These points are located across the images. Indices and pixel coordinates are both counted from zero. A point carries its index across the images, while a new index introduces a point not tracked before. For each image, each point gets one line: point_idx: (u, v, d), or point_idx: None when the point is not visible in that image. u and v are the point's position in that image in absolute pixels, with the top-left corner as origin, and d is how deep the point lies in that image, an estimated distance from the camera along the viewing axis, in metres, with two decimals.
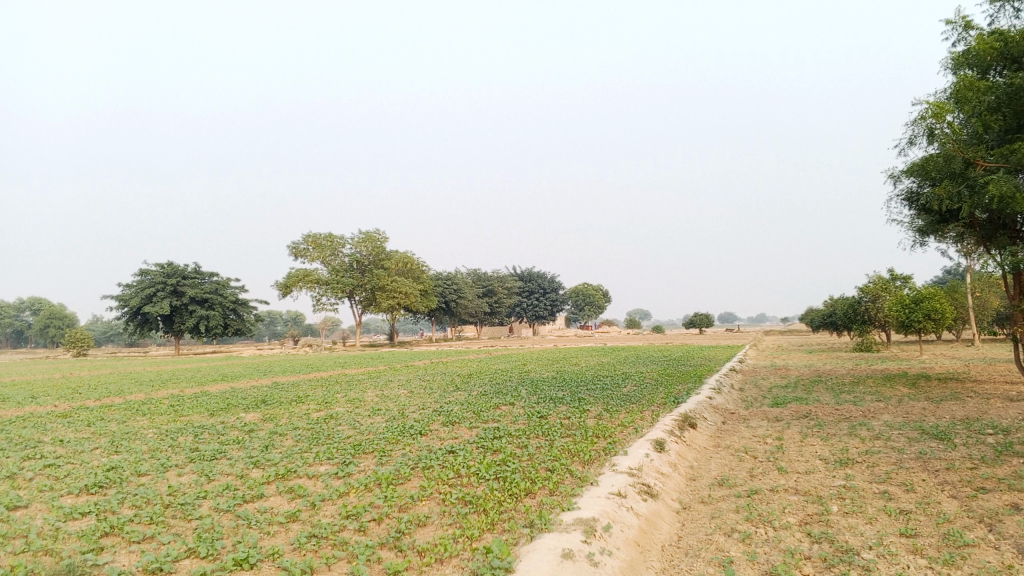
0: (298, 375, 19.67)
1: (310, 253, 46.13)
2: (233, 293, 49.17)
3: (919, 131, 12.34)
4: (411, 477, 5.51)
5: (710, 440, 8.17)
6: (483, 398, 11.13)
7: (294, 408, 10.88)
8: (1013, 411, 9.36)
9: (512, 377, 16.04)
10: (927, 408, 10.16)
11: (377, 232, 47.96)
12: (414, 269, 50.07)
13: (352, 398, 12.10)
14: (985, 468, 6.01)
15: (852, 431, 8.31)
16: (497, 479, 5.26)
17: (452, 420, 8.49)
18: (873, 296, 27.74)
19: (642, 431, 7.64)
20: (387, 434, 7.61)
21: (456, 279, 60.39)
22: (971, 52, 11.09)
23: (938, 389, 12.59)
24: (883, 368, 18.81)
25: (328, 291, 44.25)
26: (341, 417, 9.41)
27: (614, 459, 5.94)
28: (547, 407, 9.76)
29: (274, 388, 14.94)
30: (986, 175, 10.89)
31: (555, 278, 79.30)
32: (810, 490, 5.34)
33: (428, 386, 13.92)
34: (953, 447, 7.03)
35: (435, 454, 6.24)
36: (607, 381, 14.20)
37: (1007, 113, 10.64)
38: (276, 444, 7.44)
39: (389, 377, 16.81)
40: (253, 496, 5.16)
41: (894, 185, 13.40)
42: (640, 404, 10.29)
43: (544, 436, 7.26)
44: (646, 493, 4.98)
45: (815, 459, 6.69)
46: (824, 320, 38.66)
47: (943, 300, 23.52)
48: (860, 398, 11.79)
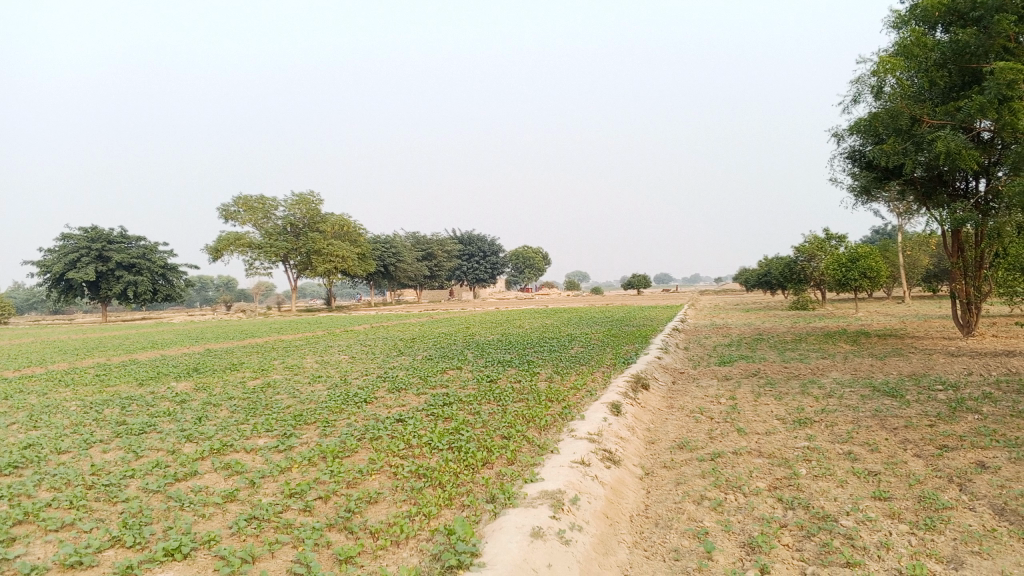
0: (233, 341, 18.98)
1: (242, 216, 44.74)
2: (162, 258, 47.50)
3: (863, 88, 12.32)
4: (358, 450, 5.16)
5: (664, 401, 8.00)
6: (428, 362, 10.79)
7: (229, 377, 10.37)
8: (957, 366, 9.45)
9: (455, 340, 15.75)
10: (874, 364, 10.22)
11: (311, 194, 46.77)
12: (352, 232, 49.06)
13: (291, 365, 11.62)
14: (944, 425, 5.94)
15: (804, 389, 8.24)
16: (452, 449, 4.95)
17: (398, 386, 8.13)
18: (809, 255, 28.10)
19: (596, 394, 7.41)
20: (330, 402, 7.21)
21: (394, 242, 59.53)
22: (918, 7, 11.03)
23: (880, 346, 12.72)
24: (822, 325, 19.10)
25: (262, 255, 43.08)
26: (280, 386, 8.95)
27: (572, 424, 5.69)
28: (496, 370, 9.47)
29: (207, 356, 14.32)
30: (931, 132, 10.94)
31: (494, 241, 78.93)
32: (774, 452, 5.17)
33: (370, 351, 13.50)
34: (907, 404, 6.98)
35: (383, 424, 5.89)
36: (554, 343, 13.98)
37: (952, 70, 10.74)
38: (211, 416, 6.98)
39: (329, 343, 16.32)
40: (186, 474, 4.74)
41: (838, 143, 13.43)
42: (590, 365, 10.10)
43: (496, 401, 6.96)
44: (608, 460, 4.74)
45: (772, 419, 6.55)
46: (759, 279, 39.26)
47: (878, 259, 23.95)
48: (806, 355, 11.81)
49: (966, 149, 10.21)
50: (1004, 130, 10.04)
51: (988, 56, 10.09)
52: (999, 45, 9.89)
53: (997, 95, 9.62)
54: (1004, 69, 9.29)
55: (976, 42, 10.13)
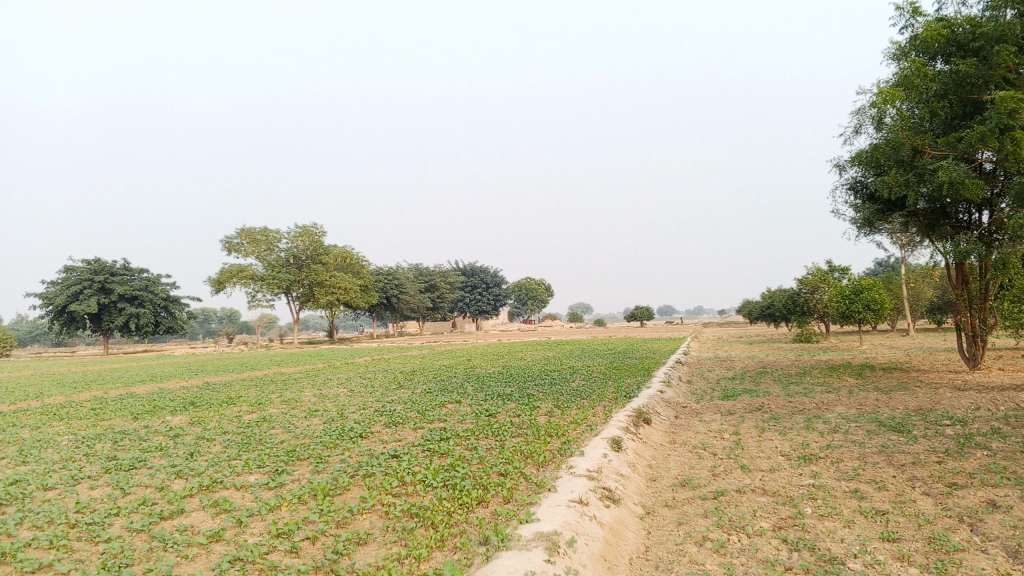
0: (232, 374, 18.83)
1: (245, 248, 44.80)
2: (165, 291, 47.49)
3: (864, 120, 12.31)
4: (350, 487, 5.02)
5: (666, 436, 7.85)
6: (427, 396, 10.64)
7: (225, 411, 10.23)
8: (964, 400, 9.29)
9: (456, 373, 15.58)
10: (880, 398, 10.06)
11: (314, 227, 46.87)
12: (354, 265, 49.08)
13: (288, 398, 11.47)
14: (952, 462, 5.79)
15: (808, 424, 8.08)
16: (447, 487, 4.81)
17: (395, 420, 8.00)
18: (812, 287, 27.95)
19: (596, 428, 7.27)
20: (325, 437, 7.08)
21: (397, 274, 59.53)
22: (918, 39, 11.06)
23: (885, 380, 12.55)
24: (826, 358, 18.92)
25: (264, 287, 43.06)
26: (275, 420, 8.82)
27: (571, 461, 5.55)
28: (495, 404, 9.33)
29: (205, 389, 14.17)
30: (933, 162, 10.89)
31: (497, 273, 78.94)
32: (778, 490, 5.02)
33: (369, 385, 13.37)
34: (914, 440, 6.83)
35: (377, 460, 5.75)
36: (554, 376, 13.83)
37: (953, 101, 10.74)
38: (203, 451, 6.85)
39: (329, 376, 16.20)
40: (171, 512, 4.60)
41: (839, 175, 13.39)
42: (591, 399, 9.95)
43: (495, 437, 6.82)
44: (607, 498, 4.60)
45: (776, 455, 6.40)
46: (762, 312, 39.08)
47: (881, 291, 23.81)
48: (810, 389, 11.66)
49: (969, 179, 10.16)
50: (1007, 159, 10.02)
51: (989, 86, 10.16)
52: (999, 76, 9.93)
53: (997, 124, 9.67)
54: (1004, 98, 9.38)
55: (976, 72, 10.14)
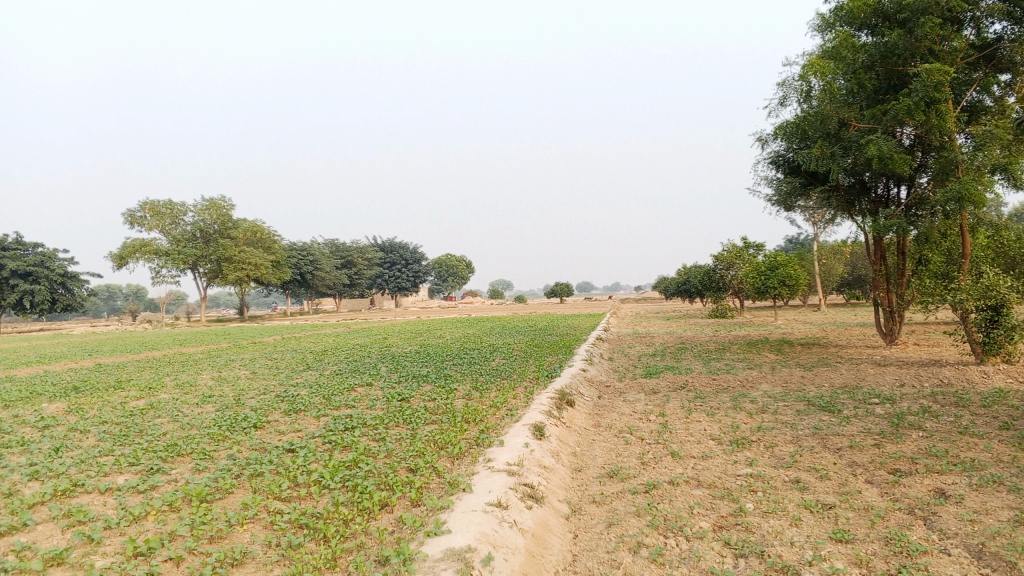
0: (128, 355, 17.59)
1: (148, 222, 42.56)
2: (62, 266, 44.78)
3: (788, 92, 12.14)
4: (234, 491, 4.34)
5: (590, 420, 7.39)
6: (334, 379, 9.89)
7: (109, 396, 9.28)
8: (889, 377, 9.16)
9: (369, 353, 14.86)
10: (805, 375, 9.85)
11: (222, 199, 44.93)
12: (266, 239, 47.34)
13: (183, 382, 10.57)
14: (890, 445, 5.48)
15: (736, 404, 7.73)
16: (347, 489, 4.19)
17: (295, 408, 7.27)
18: (727, 264, 28.12)
19: (516, 413, 6.74)
20: (213, 429, 6.31)
21: (312, 249, 57.93)
22: (844, 9, 10.82)
23: (805, 355, 12.44)
24: (743, 334, 18.94)
25: (169, 262, 41.15)
26: (163, 408, 7.95)
27: (488, 452, 4.99)
28: (409, 387, 8.68)
29: (93, 372, 13.04)
30: (860, 136, 10.81)
31: (416, 249, 77.87)
32: (714, 482, 4.57)
33: (274, 366, 12.54)
34: (846, 420, 6.56)
35: (269, 456, 5.06)
36: (473, 355, 13.28)
37: (880, 73, 10.58)
38: (70, 445, 5.99)
39: (231, 356, 15.21)
40: (9, 527, 3.81)
41: (761, 149, 13.23)
42: (511, 380, 9.42)
43: (406, 425, 6.20)
44: (529, 498, 4.06)
45: (707, 440, 5.98)
46: (678, 288, 39.45)
47: (796, 267, 24.01)
48: (732, 366, 11.42)
49: (896, 153, 10.10)
50: (930, 133, 9.99)
51: (914, 59, 10.06)
52: (926, 48, 9.92)
53: (924, 97, 9.59)
54: (931, 70, 9.30)
55: (903, 44, 9.99)
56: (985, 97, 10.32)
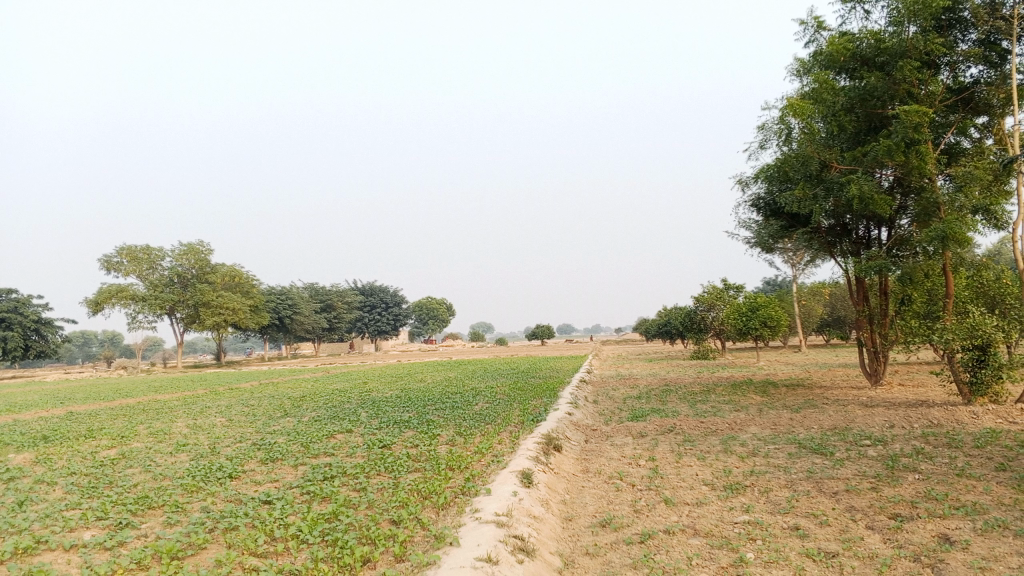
0: (101, 403, 17.17)
1: (125, 267, 42.10)
2: (35, 312, 44.06)
3: (769, 135, 12.23)
4: (207, 546, 4.11)
5: (578, 465, 7.20)
6: (314, 425, 9.64)
7: (79, 446, 8.97)
8: (878, 418, 9.06)
9: (349, 398, 14.59)
10: (793, 416, 9.73)
11: (200, 243, 44.63)
12: (244, 283, 46.94)
13: (157, 430, 10.25)
14: (887, 489, 5.34)
15: (726, 447, 7.57)
16: (327, 544, 3.98)
17: (273, 456, 7.02)
18: (708, 305, 28.11)
19: (503, 459, 6.55)
20: (186, 480, 6.05)
21: (291, 293, 57.52)
22: (823, 52, 10.95)
23: (791, 396, 12.34)
24: (727, 375, 18.82)
25: (146, 307, 40.65)
26: (135, 457, 7.67)
27: (475, 502, 4.80)
28: (391, 433, 8.45)
29: (63, 420, 12.65)
30: (841, 177, 10.86)
31: (396, 292, 77.58)
32: (711, 530, 4.40)
33: (251, 413, 12.24)
34: (839, 463, 6.41)
35: (244, 509, 4.83)
36: (455, 399, 13.05)
37: (859, 115, 10.67)
38: (35, 498, 5.70)
39: (207, 403, 14.86)
40: None
41: (743, 191, 13.27)
42: (495, 425, 9.21)
43: (389, 473, 5.99)
44: (520, 551, 3.86)
45: (700, 485, 5.82)
46: (659, 330, 39.43)
47: (777, 308, 24.05)
48: (718, 407, 11.27)
49: (877, 194, 10.14)
50: (910, 174, 10.04)
51: (893, 101, 10.16)
52: (904, 90, 10.02)
53: (904, 138, 9.66)
54: (910, 111, 9.37)
55: (882, 86, 10.09)
56: (962, 139, 10.41)
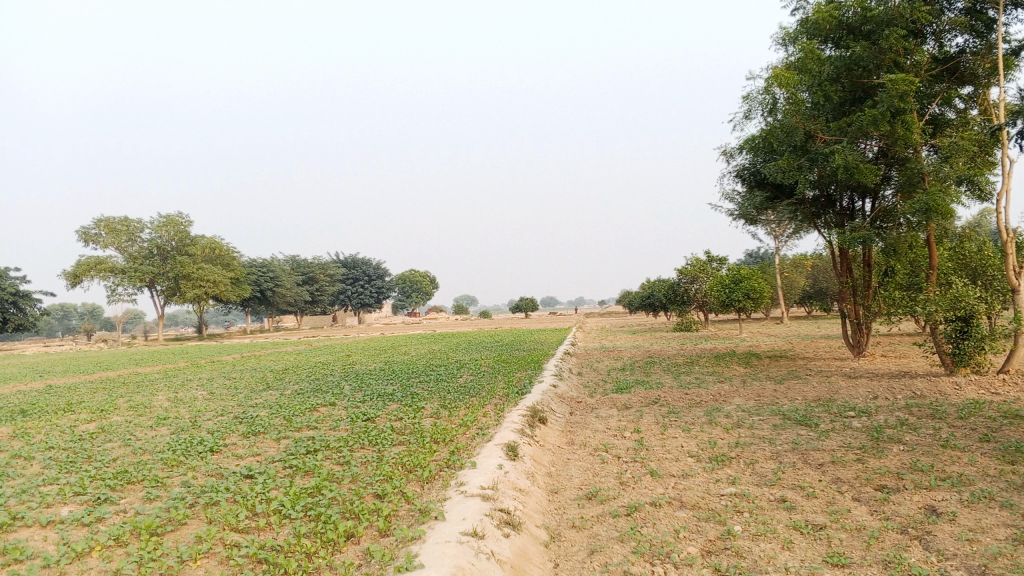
0: (80, 376, 17.00)
1: (103, 239, 41.58)
2: (12, 285, 43.51)
3: (754, 105, 12.13)
4: (187, 522, 4.04)
5: (563, 438, 7.17)
6: (296, 398, 9.55)
7: (58, 420, 8.84)
8: (861, 389, 9.09)
9: (332, 371, 14.51)
10: (777, 388, 9.74)
11: (179, 215, 44.13)
12: (225, 256, 46.52)
13: (137, 403, 10.12)
14: (873, 460, 5.34)
15: (711, 419, 7.56)
16: (309, 518, 3.91)
17: (254, 430, 6.93)
18: (691, 277, 28.14)
19: (487, 432, 6.50)
20: (166, 454, 5.96)
21: (273, 266, 57.13)
22: (809, 21, 10.84)
23: (775, 368, 12.37)
24: (709, 347, 18.87)
25: (125, 280, 40.23)
26: (114, 431, 7.56)
27: (460, 475, 4.74)
28: (374, 406, 8.37)
29: (41, 394, 12.50)
30: (826, 147, 10.80)
31: (379, 264, 77.26)
32: (698, 503, 4.37)
33: (233, 386, 12.12)
34: (825, 434, 6.41)
35: (226, 483, 4.75)
36: (439, 371, 13.00)
37: (845, 84, 10.59)
38: (11, 473, 5.58)
39: (188, 376, 14.73)
40: None
41: (727, 162, 13.19)
42: (480, 397, 9.16)
43: (372, 446, 5.92)
44: (506, 525, 3.81)
45: (685, 457, 5.80)
46: (642, 302, 39.50)
47: (760, 280, 24.11)
48: (703, 379, 11.28)
49: (862, 164, 10.09)
50: (896, 144, 9.99)
51: (879, 70, 10.08)
52: (891, 60, 9.94)
53: (889, 108, 9.59)
54: (896, 80, 9.30)
55: (868, 55, 10.01)
56: (947, 110, 10.37)
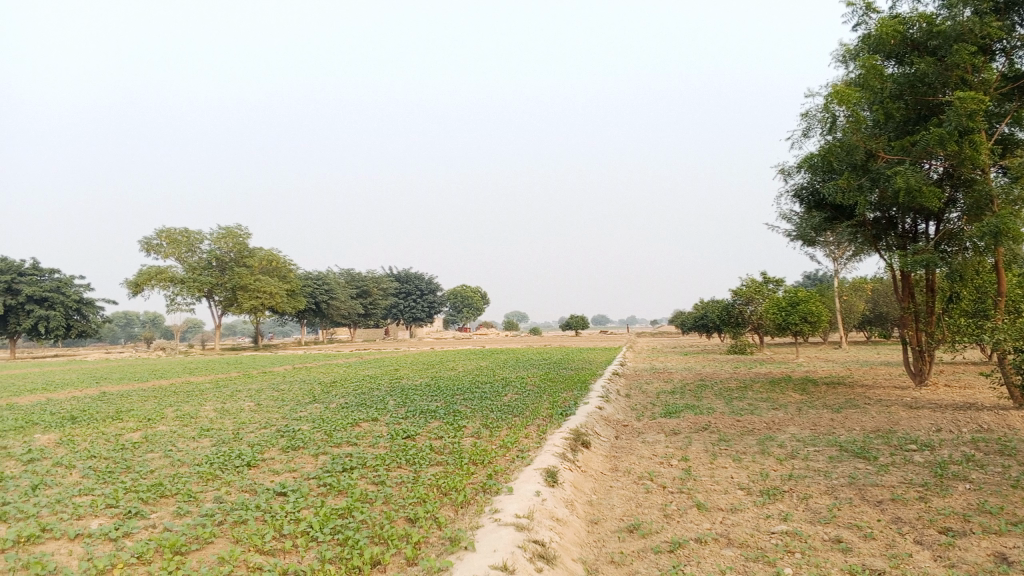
0: (134, 384, 17.27)
1: (164, 249, 42.63)
2: (78, 292, 44.86)
3: (813, 124, 11.79)
4: (213, 541, 3.94)
5: (606, 463, 6.94)
6: (340, 413, 9.49)
7: (105, 428, 8.91)
8: (924, 421, 8.64)
9: (379, 386, 14.45)
10: (834, 417, 9.34)
11: (239, 228, 45.07)
12: (281, 268, 47.26)
13: (184, 413, 10.18)
14: (937, 499, 5.01)
15: (763, 448, 7.25)
16: (336, 542, 3.78)
17: (294, 444, 6.86)
18: (746, 299, 27.51)
19: (528, 455, 6.31)
20: (203, 467, 5.90)
21: (328, 278, 57.84)
22: (872, 36, 10.49)
23: (831, 395, 11.91)
24: (764, 371, 18.38)
25: (184, 290, 41.11)
26: (157, 442, 7.56)
27: (495, 502, 4.56)
28: (415, 424, 8.24)
29: (94, 401, 12.67)
30: (888, 167, 10.41)
31: (432, 279, 77.69)
32: (746, 541, 4.12)
33: (280, 398, 12.15)
34: (884, 469, 6.07)
35: (256, 500, 4.66)
36: (485, 389, 12.83)
37: (909, 102, 10.20)
38: (49, 483, 5.57)
39: (237, 387, 14.83)
40: None
41: (785, 181, 12.85)
42: (523, 417, 8.96)
43: (409, 466, 5.79)
44: (539, 558, 3.62)
45: (734, 489, 5.53)
46: (695, 324, 38.86)
47: (818, 303, 23.45)
48: (755, 405, 10.90)
49: (925, 186, 9.69)
50: (962, 165, 9.57)
51: (945, 88, 9.68)
52: (957, 76, 9.56)
53: (956, 127, 9.18)
54: (964, 99, 8.90)
55: (933, 72, 9.63)
56: (1017, 130, 9.90)
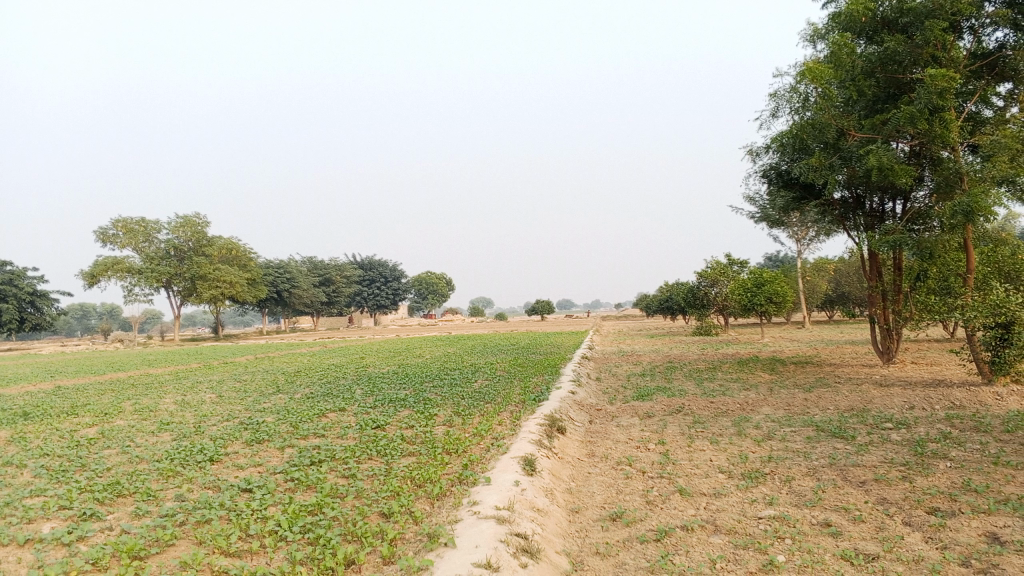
0: (90, 377, 16.74)
1: (120, 239, 41.60)
2: (31, 284, 43.67)
3: (781, 103, 11.73)
4: (174, 543, 3.69)
5: (583, 449, 6.78)
6: (306, 403, 9.22)
7: (59, 424, 8.53)
8: (897, 399, 8.62)
9: (345, 375, 14.14)
10: (807, 396, 9.30)
11: (197, 216, 44.14)
12: (242, 257, 46.46)
13: (143, 407, 9.80)
14: (921, 479, 4.93)
15: (740, 430, 7.15)
16: (307, 542, 3.56)
17: (258, 437, 6.59)
18: (711, 280, 27.58)
19: (503, 442, 6.13)
20: (163, 463, 5.62)
21: (290, 266, 57.02)
22: (842, 14, 10.41)
23: (801, 375, 11.89)
24: (731, 352, 18.40)
25: (142, 280, 40.19)
26: (114, 437, 7.23)
27: (474, 494, 4.37)
28: (384, 413, 8.00)
29: (48, 396, 12.21)
30: (858, 146, 10.36)
31: (396, 266, 77.08)
32: (735, 527, 3.98)
33: (242, 389, 11.79)
34: (863, 448, 5.99)
35: (219, 497, 4.41)
36: (454, 375, 12.60)
37: (879, 80, 10.14)
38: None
39: (198, 378, 14.43)
40: None
41: (753, 162, 12.78)
42: (495, 404, 8.77)
43: (380, 458, 5.57)
44: (523, 552, 3.44)
45: (715, 472, 5.41)
46: (660, 307, 38.96)
47: (783, 284, 23.58)
48: (727, 386, 10.84)
49: (896, 164, 9.65)
50: (932, 144, 9.54)
51: (915, 66, 9.64)
52: (928, 53, 9.50)
53: (927, 105, 9.13)
54: (935, 77, 8.86)
55: (904, 50, 9.57)
56: (984, 108, 9.92)
